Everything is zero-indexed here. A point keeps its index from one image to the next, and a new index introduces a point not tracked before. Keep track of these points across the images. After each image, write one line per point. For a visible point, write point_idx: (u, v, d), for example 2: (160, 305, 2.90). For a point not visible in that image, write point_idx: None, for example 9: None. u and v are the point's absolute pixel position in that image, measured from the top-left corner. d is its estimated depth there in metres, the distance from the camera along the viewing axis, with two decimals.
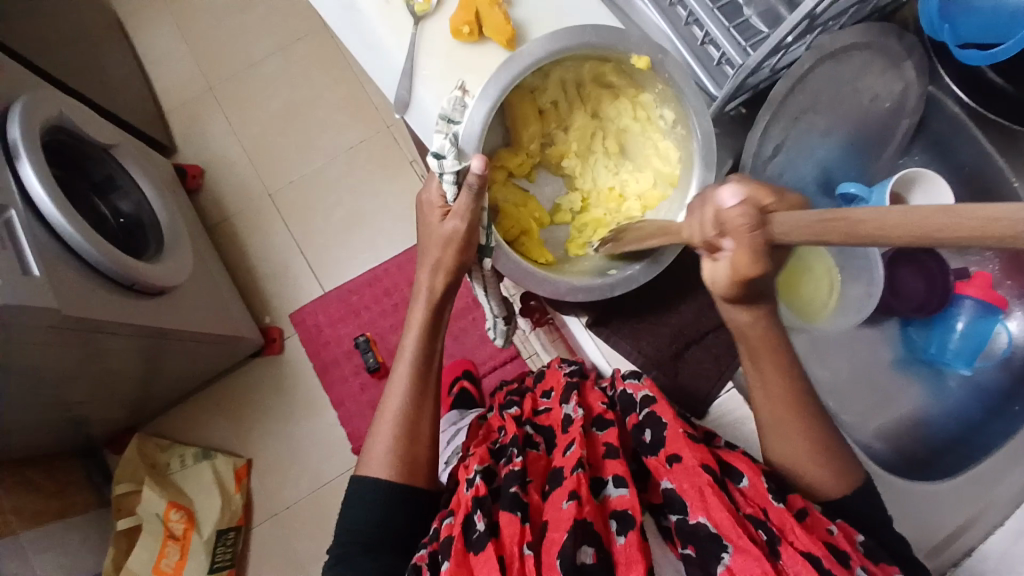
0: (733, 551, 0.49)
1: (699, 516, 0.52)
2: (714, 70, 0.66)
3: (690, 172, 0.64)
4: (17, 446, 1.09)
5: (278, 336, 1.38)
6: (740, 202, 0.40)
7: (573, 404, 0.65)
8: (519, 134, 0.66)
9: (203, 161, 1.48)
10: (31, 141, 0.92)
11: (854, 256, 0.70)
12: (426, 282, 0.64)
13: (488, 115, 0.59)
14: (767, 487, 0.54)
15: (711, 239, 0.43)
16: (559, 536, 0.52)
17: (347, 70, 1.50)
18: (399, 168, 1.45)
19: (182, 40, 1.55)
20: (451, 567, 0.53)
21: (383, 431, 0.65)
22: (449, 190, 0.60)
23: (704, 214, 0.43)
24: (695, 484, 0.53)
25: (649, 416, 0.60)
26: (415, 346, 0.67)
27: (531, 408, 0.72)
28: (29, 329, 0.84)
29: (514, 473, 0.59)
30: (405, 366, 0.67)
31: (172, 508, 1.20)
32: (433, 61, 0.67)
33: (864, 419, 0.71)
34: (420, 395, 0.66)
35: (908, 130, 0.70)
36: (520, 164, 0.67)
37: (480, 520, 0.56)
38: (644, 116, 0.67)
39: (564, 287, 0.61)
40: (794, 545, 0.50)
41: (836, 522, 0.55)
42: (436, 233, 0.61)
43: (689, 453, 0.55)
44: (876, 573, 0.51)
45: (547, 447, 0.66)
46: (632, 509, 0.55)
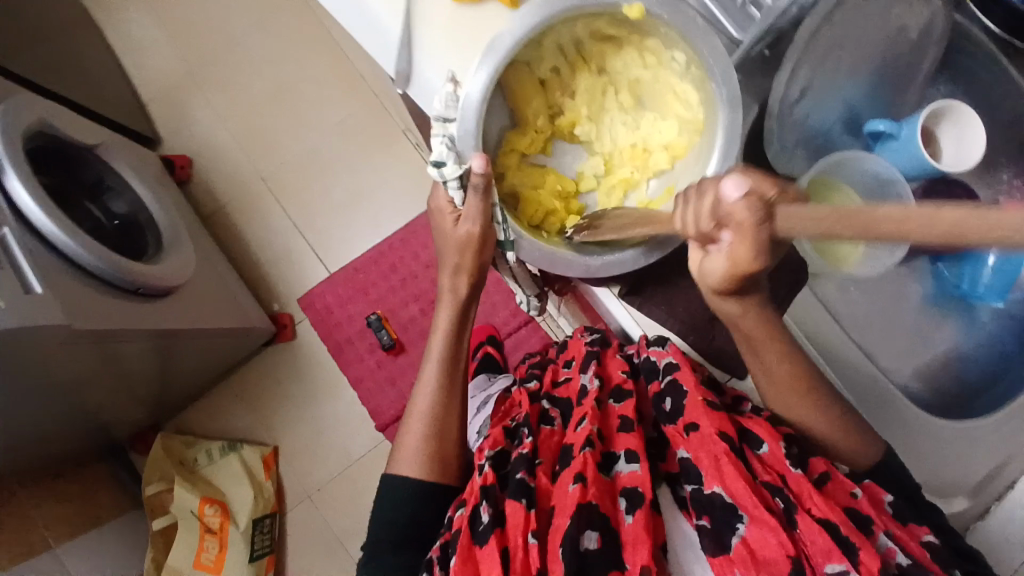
0: (750, 522, 0.49)
1: (714, 487, 0.52)
2: (738, 14, 0.64)
3: (713, 114, 0.59)
4: (44, 459, 1.09)
5: (289, 323, 1.36)
6: (746, 196, 0.40)
7: (591, 375, 0.67)
8: (523, 114, 0.62)
9: (190, 150, 1.44)
10: (14, 150, 0.89)
11: (884, 197, 0.66)
12: (449, 283, 0.67)
13: (485, 94, 0.55)
14: (785, 454, 0.54)
15: (708, 231, 0.45)
16: (563, 522, 0.52)
17: (329, 40, 1.44)
18: (393, 139, 1.41)
19: (152, 24, 1.49)
20: (458, 561, 0.54)
21: (413, 429, 0.66)
22: (455, 195, 0.59)
23: (701, 206, 0.44)
24: (712, 454, 0.53)
25: (670, 384, 0.60)
26: (443, 345, 0.68)
27: (551, 380, 0.75)
28: (40, 346, 0.81)
29: (523, 457, 0.59)
30: (433, 364, 0.68)
31: (206, 503, 1.21)
32: (435, 28, 0.62)
33: (901, 361, 0.71)
34: (449, 391, 0.67)
35: (934, 63, 0.69)
36: (531, 143, 0.63)
37: (486, 511, 0.56)
38: (655, 62, 0.62)
39: (595, 264, 0.58)
40: (811, 513, 0.50)
41: (864, 486, 0.57)
42: (452, 237, 0.61)
43: (706, 422, 0.55)
44: (898, 536, 0.51)
45: (563, 422, 0.67)
46: (642, 487, 0.55)
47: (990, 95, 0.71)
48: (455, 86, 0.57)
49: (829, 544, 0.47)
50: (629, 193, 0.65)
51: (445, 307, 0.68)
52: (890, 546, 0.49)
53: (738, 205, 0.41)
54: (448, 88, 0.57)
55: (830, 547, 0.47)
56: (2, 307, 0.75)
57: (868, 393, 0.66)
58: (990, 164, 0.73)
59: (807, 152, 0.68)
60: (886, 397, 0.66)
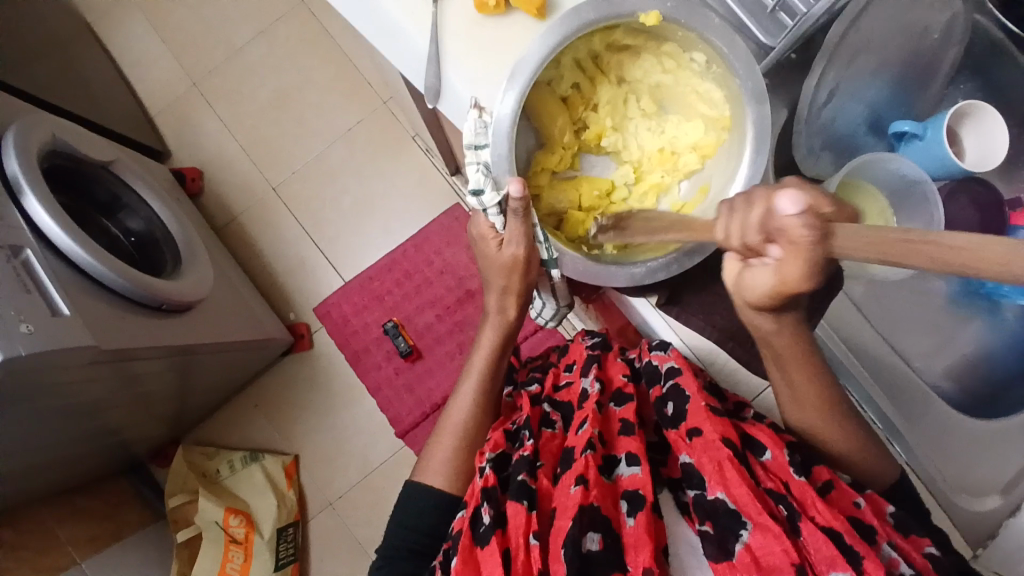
0: (753, 528, 0.48)
1: (717, 492, 0.50)
2: (767, 20, 0.60)
3: (740, 107, 0.59)
4: (68, 477, 1.09)
5: (306, 332, 1.37)
6: (803, 213, 0.39)
7: (591, 378, 0.64)
8: (548, 133, 0.61)
9: (200, 163, 1.44)
10: (31, 172, 0.88)
11: (909, 198, 0.67)
12: (495, 304, 0.68)
13: (516, 112, 0.56)
14: (789, 462, 0.53)
15: (755, 245, 0.44)
16: (566, 523, 0.50)
17: (334, 47, 1.44)
18: (401, 145, 1.41)
19: (156, 36, 1.49)
20: (458, 563, 0.53)
21: (444, 442, 0.67)
22: (495, 219, 0.61)
23: (750, 219, 0.44)
24: (715, 459, 0.52)
25: (673, 389, 0.58)
26: (483, 363, 0.70)
27: (552, 384, 0.70)
28: (68, 368, 0.81)
29: (524, 459, 0.58)
30: (472, 382, 0.69)
31: (230, 514, 1.22)
32: (460, 45, 0.62)
33: (931, 360, 0.71)
34: (482, 408, 0.68)
35: (956, 57, 0.70)
36: (560, 161, 0.62)
37: (487, 513, 0.55)
38: (674, 66, 0.60)
39: (641, 271, 0.58)
40: (814, 521, 0.49)
41: (866, 494, 0.55)
42: (497, 261, 0.63)
43: (709, 427, 0.53)
44: (903, 548, 0.50)
45: (563, 425, 0.64)
46: (643, 489, 0.53)
47: (1007, 91, 0.71)
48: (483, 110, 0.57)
49: (833, 552, 0.46)
50: (662, 198, 0.64)
51: (489, 329, 0.70)
52: (893, 557, 0.48)
53: (797, 221, 0.39)
54: (476, 114, 0.56)
55: (835, 554, 0.46)
56: (31, 332, 0.75)
57: (903, 391, 0.67)
58: (1013, 161, 0.73)
59: (832, 154, 0.68)
60: (917, 395, 0.68)
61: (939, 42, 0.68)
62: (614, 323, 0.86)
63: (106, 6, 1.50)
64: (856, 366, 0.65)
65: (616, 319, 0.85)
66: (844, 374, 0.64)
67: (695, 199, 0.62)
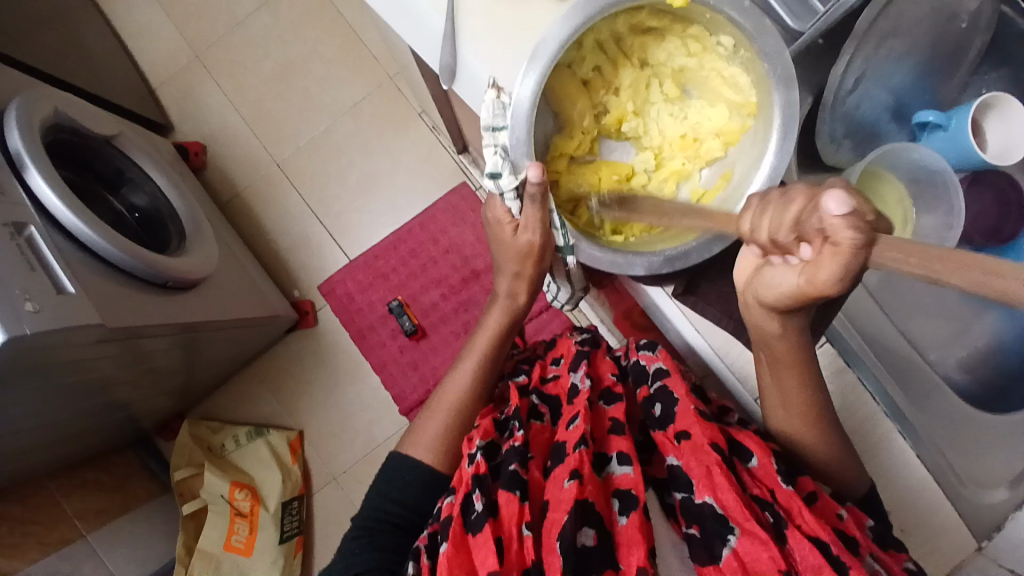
0: (741, 534, 0.49)
1: (705, 496, 0.51)
2: (799, 6, 0.61)
3: (767, 93, 0.57)
4: (75, 451, 1.10)
5: (311, 309, 1.37)
6: (850, 216, 0.37)
7: (581, 374, 0.63)
8: (568, 114, 0.60)
9: (203, 136, 1.42)
10: (34, 147, 0.87)
11: (928, 187, 0.66)
12: (506, 288, 0.67)
13: (535, 95, 0.54)
14: (777, 469, 0.54)
15: (787, 242, 0.43)
16: (560, 517, 0.50)
17: (340, 18, 1.41)
18: (407, 120, 1.39)
19: (157, 4, 1.45)
20: (450, 549, 0.52)
21: (436, 417, 0.65)
22: (513, 204, 0.60)
23: (785, 216, 0.42)
24: (704, 463, 0.52)
25: (661, 390, 0.59)
26: (486, 343, 0.69)
27: (539, 375, 0.68)
28: (74, 348, 0.80)
29: (515, 449, 0.57)
30: (473, 360, 0.68)
31: (236, 488, 1.24)
32: (478, 23, 0.60)
33: (945, 352, 0.71)
34: (481, 389, 0.67)
35: (982, 48, 0.68)
36: (579, 145, 0.61)
37: (479, 501, 0.54)
38: (699, 49, 0.59)
39: (659, 260, 0.57)
40: (800, 529, 0.50)
41: (847, 508, 0.55)
42: (511, 247, 0.62)
43: (698, 431, 0.54)
44: (883, 559, 0.52)
45: (550, 418, 0.63)
46: (635, 488, 0.53)
47: None
48: (500, 92, 0.56)
49: (820, 561, 0.47)
50: (682, 184, 0.62)
51: (495, 313, 0.69)
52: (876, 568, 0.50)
53: (840, 223, 0.37)
54: (493, 96, 0.55)
55: (822, 563, 0.47)
56: (37, 311, 0.74)
57: (914, 380, 0.68)
58: None
59: (853, 142, 0.67)
60: (928, 385, 0.68)
61: (967, 30, 0.66)
62: (620, 301, 0.87)
63: None
64: (868, 357, 0.65)
65: (623, 299, 0.85)
66: (857, 366, 0.63)
67: (717, 186, 0.61)
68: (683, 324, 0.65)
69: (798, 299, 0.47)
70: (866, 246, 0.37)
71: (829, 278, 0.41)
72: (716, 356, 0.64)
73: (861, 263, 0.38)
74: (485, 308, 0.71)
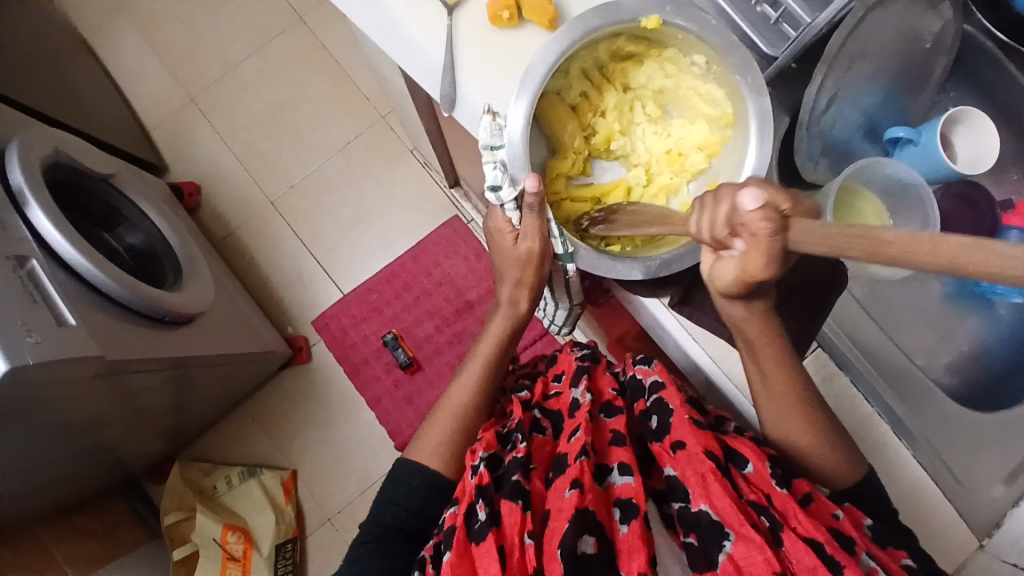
0: (736, 539, 0.49)
1: (701, 504, 0.52)
2: (770, 31, 0.64)
3: (741, 103, 0.60)
4: (63, 494, 1.07)
5: (304, 345, 1.37)
6: (763, 207, 0.43)
7: (581, 389, 0.64)
8: (558, 136, 0.62)
9: (197, 177, 1.44)
10: (35, 184, 0.88)
11: (905, 201, 0.70)
12: (508, 296, 0.68)
13: (528, 117, 0.57)
14: (771, 474, 0.54)
15: (722, 238, 0.47)
16: (561, 525, 0.50)
17: (332, 62, 1.46)
18: (399, 157, 1.42)
19: (153, 51, 1.49)
20: (452, 558, 0.52)
21: (443, 421, 0.66)
22: (512, 215, 0.63)
23: (718, 213, 0.46)
24: (698, 472, 0.53)
25: (657, 403, 0.60)
26: (489, 349, 0.69)
27: (541, 391, 0.69)
28: (73, 380, 0.80)
29: (517, 460, 0.57)
30: (477, 366, 0.69)
31: (228, 531, 1.21)
32: (473, 53, 0.64)
33: (933, 356, 0.73)
34: (484, 395, 0.68)
35: (945, 68, 0.73)
36: (572, 165, 0.63)
37: (482, 509, 0.54)
38: (676, 70, 0.63)
39: (655, 264, 0.59)
40: (796, 532, 0.50)
41: (843, 507, 0.56)
42: (511, 255, 0.65)
43: (693, 440, 0.55)
44: (881, 557, 0.52)
45: (553, 431, 0.64)
46: (637, 497, 0.53)
47: (998, 97, 0.74)
48: (495, 115, 0.59)
49: (815, 562, 0.48)
50: (671, 198, 0.65)
51: (496, 322, 0.70)
52: (872, 566, 0.50)
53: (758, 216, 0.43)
54: (489, 118, 0.59)
55: (817, 563, 0.48)
56: (38, 342, 0.74)
57: (905, 382, 0.69)
58: (1001, 165, 0.76)
59: (829, 160, 0.70)
60: (921, 388, 0.70)
61: (931, 51, 0.71)
62: (619, 322, 0.89)
63: (103, 22, 1.51)
64: (858, 360, 0.67)
65: (622, 320, 0.88)
66: (864, 388, 0.65)
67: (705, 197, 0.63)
68: (679, 332, 0.67)
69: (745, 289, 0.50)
70: (781, 232, 0.42)
71: (760, 269, 0.45)
72: (714, 365, 0.66)
73: (780, 251, 0.43)
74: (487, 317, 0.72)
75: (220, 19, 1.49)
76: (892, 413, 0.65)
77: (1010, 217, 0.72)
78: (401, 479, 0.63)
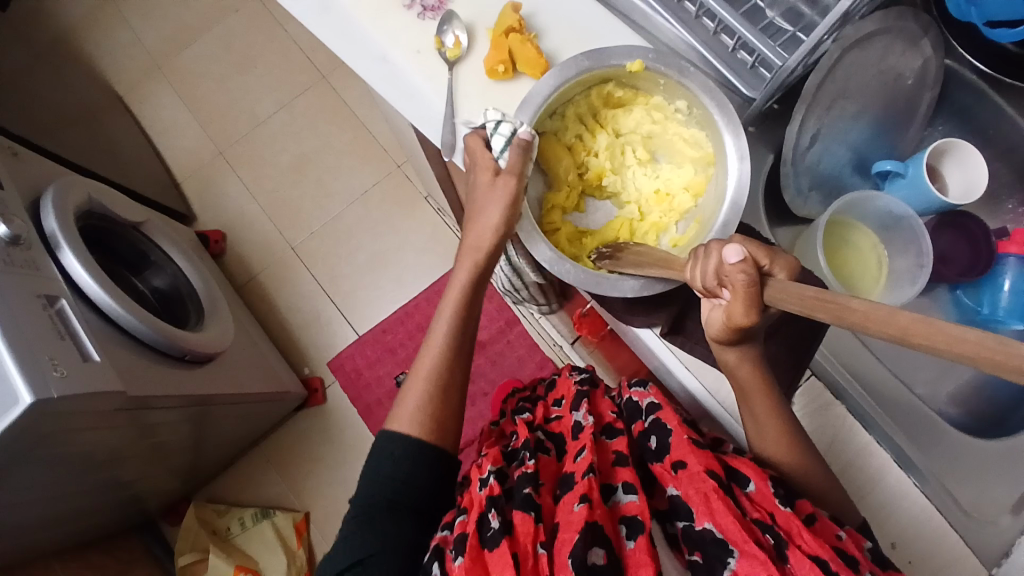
0: (740, 556, 0.48)
1: (705, 522, 0.51)
2: (749, 75, 0.67)
3: (718, 136, 0.63)
4: (79, 533, 1.09)
5: (320, 386, 1.40)
6: (744, 261, 0.45)
7: (583, 412, 0.64)
8: (553, 171, 0.66)
9: (223, 225, 1.51)
10: (68, 230, 0.94)
11: (899, 232, 0.70)
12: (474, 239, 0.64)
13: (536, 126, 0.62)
14: (773, 492, 0.53)
15: (712, 288, 0.50)
16: (571, 536, 0.50)
17: (353, 117, 1.55)
18: (414, 204, 1.48)
19: (186, 109, 1.59)
20: (465, 563, 0.51)
21: (416, 388, 0.64)
22: (497, 143, 0.62)
23: (708, 266, 0.49)
24: (701, 490, 0.52)
25: (654, 423, 0.60)
26: (454, 301, 0.66)
27: (542, 414, 0.70)
28: (95, 414, 0.83)
29: (526, 475, 0.57)
30: (445, 323, 0.66)
31: (240, 571, 1.22)
32: (475, 102, 0.68)
33: (934, 387, 0.73)
34: (455, 361, 0.66)
35: (932, 101, 0.74)
36: (567, 197, 0.67)
37: (495, 518, 0.54)
38: (662, 117, 0.66)
39: (638, 284, 0.60)
40: (801, 549, 0.49)
41: (844, 529, 0.54)
42: (488, 193, 0.62)
43: (694, 459, 0.54)
44: None
45: (557, 453, 0.64)
46: (642, 514, 0.53)
47: (987, 130, 0.76)
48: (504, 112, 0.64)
49: None
50: (662, 236, 0.67)
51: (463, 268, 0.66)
52: None
53: (738, 267, 0.45)
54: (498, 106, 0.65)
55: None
56: (63, 376, 0.77)
57: (905, 414, 0.69)
58: (994, 194, 0.78)
59: (821, 195, 0.72)
60: (924, 419, 0.69)
61: (915, 87, 0.73)
62: (624, 365, 0.92)
63: (140, 83, 1.62)
64: (856, 389, 0.67)
65: (625, 361, 0.91)
66: (867, 422, 0.65)
67: (691, 231, 0.64)
68: (672, 361, 0.67)
69: (736, 336, 0.52)
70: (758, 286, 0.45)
71: (740, 316, 0.47)
72: (706, 392, 0.66)
73: (760, 300, 0.45)
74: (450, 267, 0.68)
75: (249, 79, 1.59)
76: (898, 448, 0.64)
77: (1006, 245, 0.72)
78: None
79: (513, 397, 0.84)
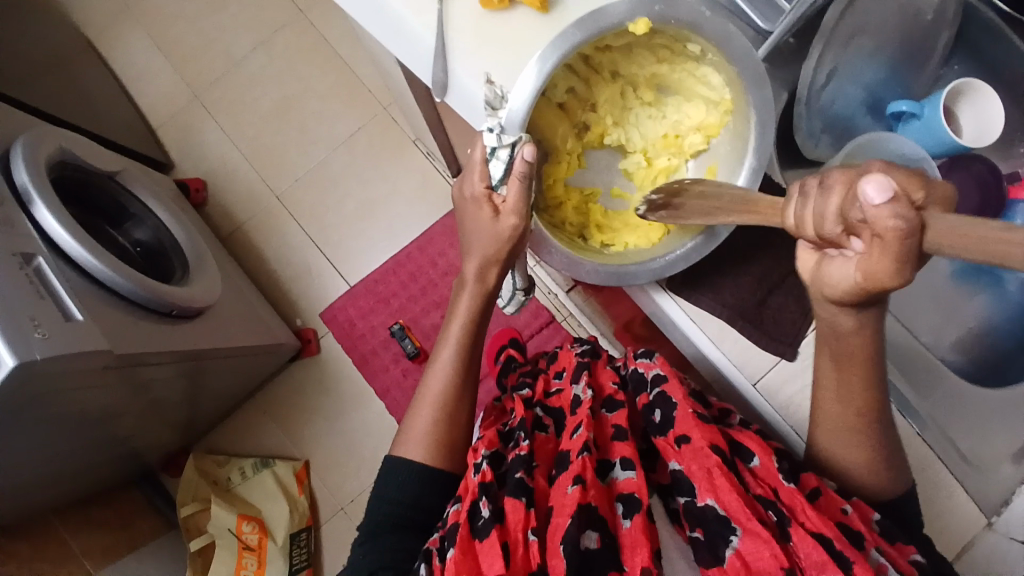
0: (743, 534, 0.48)
1: (707, 499, 0.51)
2: (767, 6, 0.64)
3: (741, 93, 0.59)
4: (78, 488, 1.09)
5: (313, 337, 1.38)
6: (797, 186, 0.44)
7: (582, 385, 0.62)
8: (551, 143, 0.61)
9: (204, 173, 1.46)
10: (41, 183, 0.89)
11: (909, 175, 0.65)
12: (474, 272, 0.63)
13: (535, 95, 0.55)
14: (778, 468, 0.53)
15: (785, 230, 0.46)
16: (563, 522, 0.49)
17: (335, 56, 1.47)
18: (403, 149, 1.43)
19: (157, 49, 1.50)
20: (456, 554, 0.51)
21: (423, 412, 0.64)
22: (497, 170, 0.57)
23: (766, 206, 0.47)
24: (704, 466, 0.52)
25: (659, 396, 0.58)
26: (462, 329, 0.65)
27: (543, 388, 0.68)
28: (83, 374, 0.81)
29: (520, 457, 0.56)
30: (451, 348, 0.65)
31: (244, 520, 1.24)
32: (468, 35, 0.63)
33: (939, 334, 0.71)
34: (464, 379, 0.65)
35: (949, 41, 0.70)
36: (567, 167, 0.63)
37: (485, 507, 0.53)
38: (670, 55, 0.60)
39: (661, 264, 0.59)
40: (804, 526, 0.49)
41: (851, 502, 0.55)
42: (488, 231, 0.60)
43: (697, 434, 0.53)
44: (891, 554, 0.51)
45: (555, 429, 0.63)
46: (639, 492, 0.52)
47: (1003, 69, 0.73)
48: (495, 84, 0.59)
49: (823, 557, 0.47)
50: (672, 179, 0.64)
51: (465, 300, 0.65)
52: (882, 562, 0.49)
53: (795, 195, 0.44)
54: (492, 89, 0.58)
55: (825, 559, 0.46)
56: (46, 337, 0.74)
57: (909, 362, 0.68)
58: (1009, 137, 0.74)
59: (831, 136, 0.68)
60: (926, 367, 0.69)
61: (932, 22, 0.69)
62: (621, 311, 0.87)
63: (105, 20, 1.52)
64: None
65: (621, 311, 0.88)
66: None
67: (705, 180, 0.62)
68: (677, 314, 0.64)
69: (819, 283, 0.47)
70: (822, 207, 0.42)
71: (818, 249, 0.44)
72: (711, 344, 0.63)
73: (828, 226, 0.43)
74: (453, 295, 0.67)
75: (223, 15, 1.50)
76: (903, 399, 0.64)
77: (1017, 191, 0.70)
78: (394, 462, 0.62)
79: (513, 373, 0.83)
